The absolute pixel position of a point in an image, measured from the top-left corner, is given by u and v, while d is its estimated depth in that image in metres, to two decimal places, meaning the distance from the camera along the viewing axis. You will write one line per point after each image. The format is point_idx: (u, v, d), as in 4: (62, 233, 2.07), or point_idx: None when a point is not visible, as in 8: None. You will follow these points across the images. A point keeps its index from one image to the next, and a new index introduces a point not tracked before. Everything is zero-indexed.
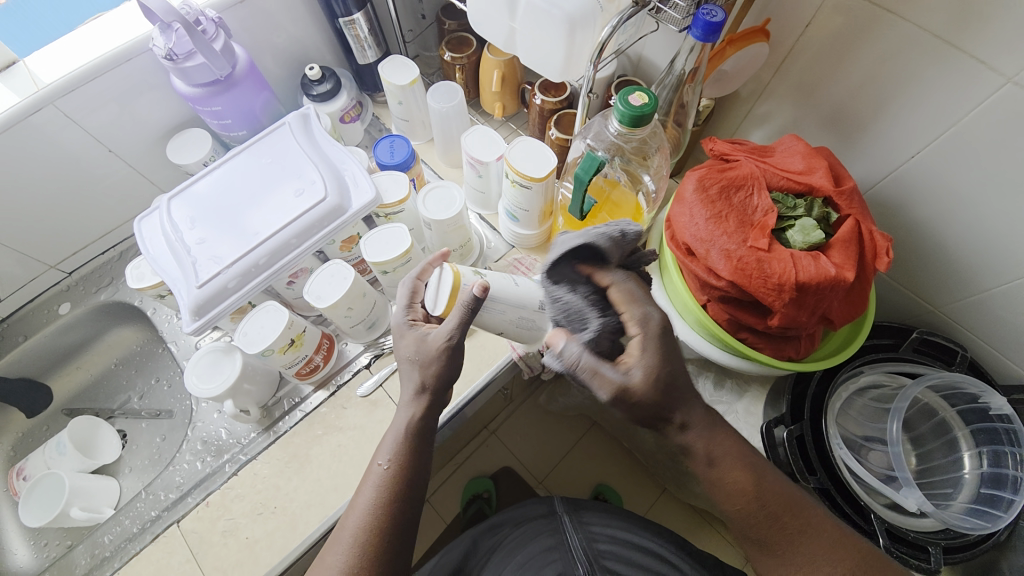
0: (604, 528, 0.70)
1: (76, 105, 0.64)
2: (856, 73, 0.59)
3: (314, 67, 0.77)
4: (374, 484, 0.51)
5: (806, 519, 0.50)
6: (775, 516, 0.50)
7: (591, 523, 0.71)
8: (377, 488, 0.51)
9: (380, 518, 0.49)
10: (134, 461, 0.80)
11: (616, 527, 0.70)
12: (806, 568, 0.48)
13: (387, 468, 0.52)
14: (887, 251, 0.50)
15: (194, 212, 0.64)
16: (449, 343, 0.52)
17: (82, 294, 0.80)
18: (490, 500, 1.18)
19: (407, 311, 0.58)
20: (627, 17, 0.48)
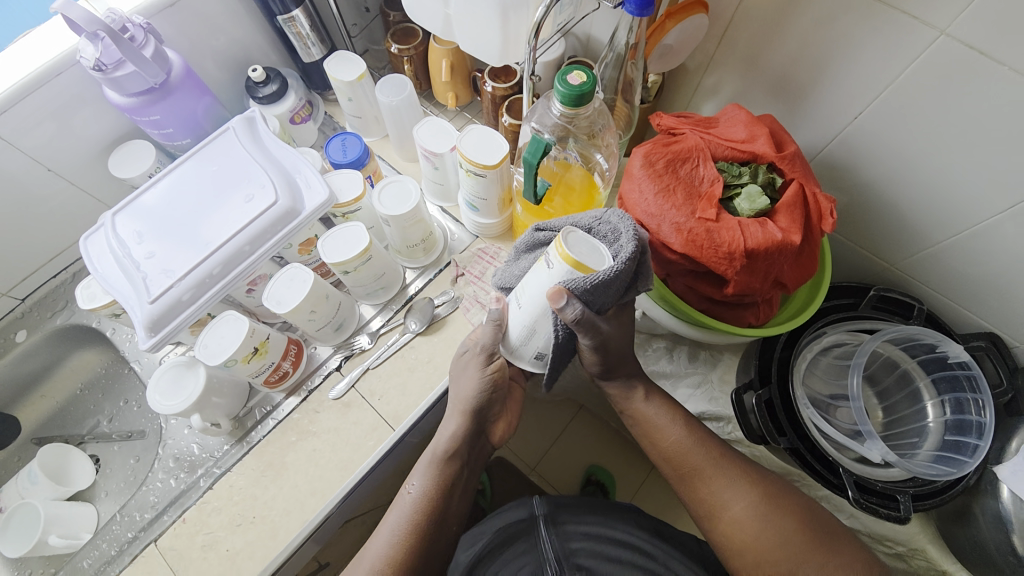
0: (578, 526, 0.71)
1: (10, 125, 0.61)
2: (797, 39, 0.59)
3: (257, 68, 0.75)
4: (401, 510, 0.54)
5: (731, 456, 0.58)
6: (703, 448, 0.58)
7: (565, 522, 0.71)
8: (400, 514, 0.54)
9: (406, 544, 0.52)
10: (110, 485, 0.79)
11: (591, 523, 0.71)
12: (723, 489, 0.56)
13: (415, 492, 0.55)
14: (831, 212, 0.52)
15: (141, 226, 0.62)
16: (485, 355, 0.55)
17: (37, 321, 0.78)
18: (482, 491, 1.19)
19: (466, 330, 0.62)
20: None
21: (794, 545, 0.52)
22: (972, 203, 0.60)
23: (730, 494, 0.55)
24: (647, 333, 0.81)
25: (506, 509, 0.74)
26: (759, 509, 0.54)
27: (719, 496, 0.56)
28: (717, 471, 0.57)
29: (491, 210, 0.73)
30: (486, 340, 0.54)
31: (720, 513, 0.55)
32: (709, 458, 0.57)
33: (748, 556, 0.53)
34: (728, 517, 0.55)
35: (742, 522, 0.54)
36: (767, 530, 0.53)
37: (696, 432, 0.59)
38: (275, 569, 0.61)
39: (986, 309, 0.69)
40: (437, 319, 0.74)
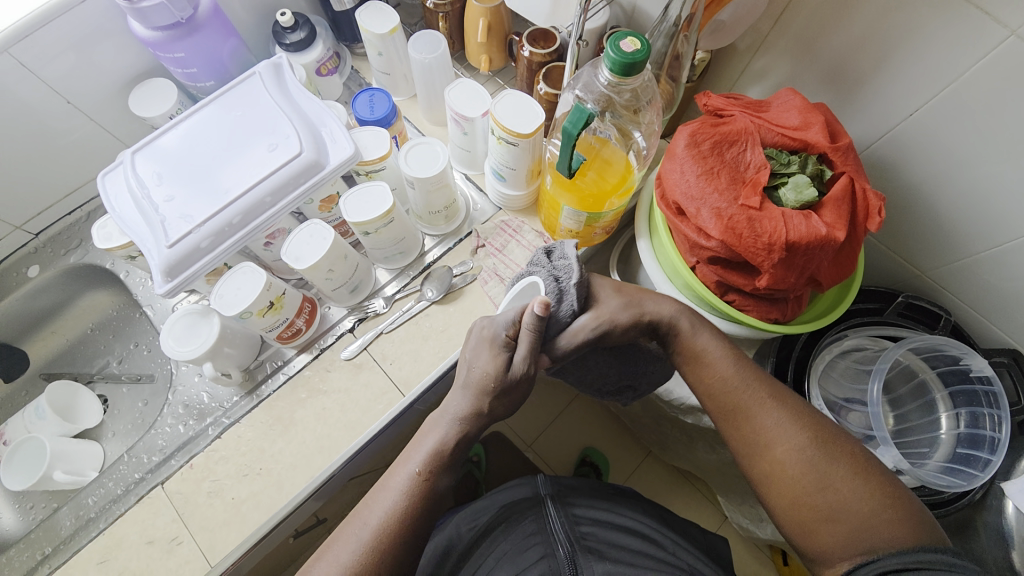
0: (587, 511, 0.71)
1: (31, 53, 0.59)
2: (858, 26, 0.56)
3: (286, 12, 0.72)
4: (397, 492, 0.52)
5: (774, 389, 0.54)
6: (747, 380, 0.54)
7: (575, 505, 0.72)
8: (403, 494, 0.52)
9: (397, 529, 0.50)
10: (116, 426, 0.79)
11: (599, 509, 0.72)
12: (769, 425, 0.52)
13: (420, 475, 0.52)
14: (879, 211, 0.49)
15: (162, 168, 0.61)
16: (527, 371, 0.52)
17: (50, 257, 0.77)
18: (480, 463, 1.20)
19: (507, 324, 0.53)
20: None
21: (843, 494, 0.48)
22: (1019, 215, 0.58)
23: (775, 431, 0.51)
24: None
25: (508, 488, 0.76)
26: (810, 452, 0.50)
27: (765, 435, 0.52)
28: (767, 410, 0.52)
29: (518, 181, 0.70)
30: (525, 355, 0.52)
31: (764, 449, 0.51)
32: (757, 396, 0.53)
33: (787, 496, 0.50)
34: (776, 458, 0.51)
35: (786, 460, 0.50)
36: (815, 474, 0.49)
37: (746, 367, 0.55)
38: (279, 521, 0.61)
39: (1014, 327, 0.68)
40: (455, 289, 0.72)
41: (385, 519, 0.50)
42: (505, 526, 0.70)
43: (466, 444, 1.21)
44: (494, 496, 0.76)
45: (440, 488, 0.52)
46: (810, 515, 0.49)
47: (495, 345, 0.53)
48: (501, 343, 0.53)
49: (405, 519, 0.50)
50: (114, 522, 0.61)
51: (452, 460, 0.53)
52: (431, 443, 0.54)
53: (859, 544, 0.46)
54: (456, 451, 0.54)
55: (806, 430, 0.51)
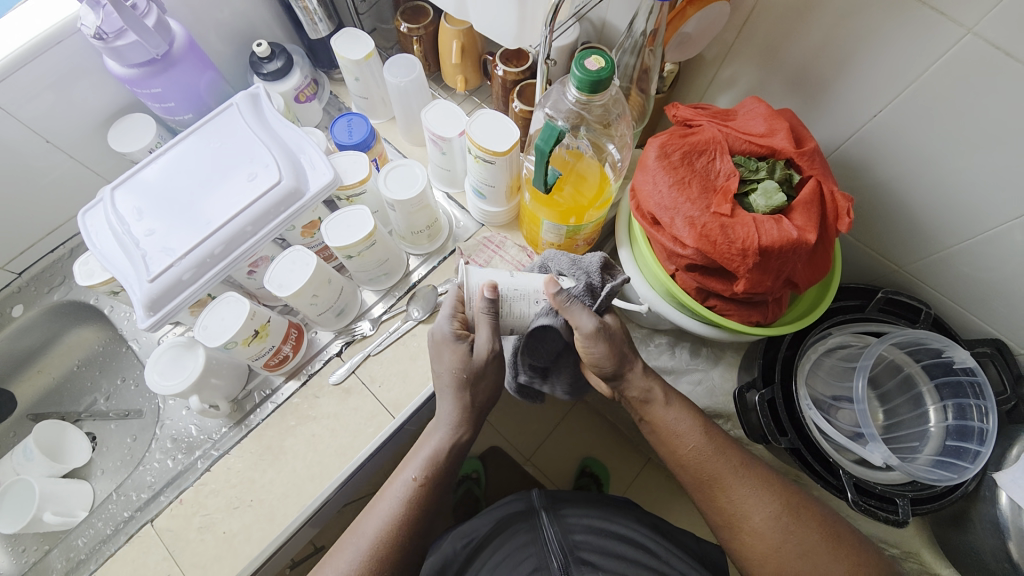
0: (580, 518, 0.71)
1: (7, 95, 0.59)
2: (817, 32, 0.58)
3: (262, 43, 0.73)
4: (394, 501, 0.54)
5: (741, 461, 0.57)
6: (718, 451, 0.57)
7: (568, 514, 0.71)
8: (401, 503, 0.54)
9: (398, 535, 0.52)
10: (106, 463, 0.78)
11: (593, 517, 0.71)
12: (743, 498, 0.55)
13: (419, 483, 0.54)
14: (848, 212, 0.50)
15: (141, 203, 0.61)
16: (496, 348, 0.55)
17: (34, 295, 0.76)
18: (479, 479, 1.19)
19: (450, 320, 0.57)
20: None
21: (816, 560, 0.52)
22: (988, 207, 0.59)
23: (751, 503, 0.54)
24: (653, 329, 0.80)
25: (503, 503, 0.75)
26: (783, 520, 0.54)
27: (742, 506, 0.55)
28: (743, 480, 0.55)
29: (498, 198, 0.71)
30: (490, 337, 0.55)
31: (741, 520, 0.55)
32: (729, 466, 0.56)
33: (769, 567, 0.53)
34: (752, 529, 0.54)
35: (763, 531, 0.54)
36: (789, 543, 0.53)
37: (715, 438, 0.58)
38: (272, 551, 0.60)
39: (994, 316, 0.68)
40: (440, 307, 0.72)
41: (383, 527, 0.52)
42: (502, 538, 0.70)
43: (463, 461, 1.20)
44: (490, 511, 0.74)
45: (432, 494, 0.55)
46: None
47: (452, 341, 0.56)
48: (457, 337, 0.56)
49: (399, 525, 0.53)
50: (104, 563, 0.60)
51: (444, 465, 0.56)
52: (428, 448, 0.56)
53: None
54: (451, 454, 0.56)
55: (774, 497, 0.55)
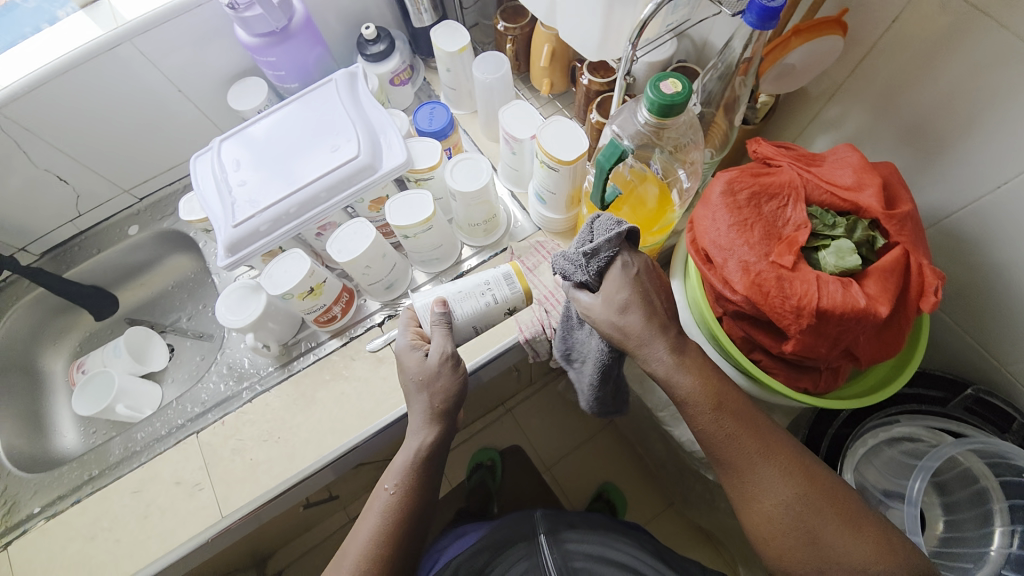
0: (579, 546, 0.71)
1: (151, 45, 0.69)
2: (943, 83, 0.51)
3: (370, 27, 0.80)
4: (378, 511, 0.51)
5: (767, 439, 0.46)
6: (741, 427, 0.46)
7: (567, 541, 0.72)
8: (382, 514, 0.51)
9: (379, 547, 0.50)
10: (176, 374, 0.89)
11: (591, 544, 0.71)
12: (761, 479, 0.46)
13: (392, 493, 0.52)
14: (935, 290, 0.44)
15: (241, 156, 0.69)
16: (448, 351, 0.56)
17: (150, 219, 0.89)
18: (492, 469, 1.18)
19: (408, 335, 0.59)
20: None
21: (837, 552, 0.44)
22: None
23: (768, 486, 0.45)
24: None
25: (505, 527, 0.75)
26: (803, 507, 0.45)
27: (751, 487, 0.46)
28: (757, 462, 0.46)
29: (558, 205, 0.71)
30: (445, 343, 0.57)
31: (752, 502, 0.46)
32: (749, 445, 0.46)
33: (773, 549, 0.46)
34: (763, 510, 0.46)
35: (775, 516, 0.45)
36: (806, 531, 0.44)
37: (738, 411, 0.46)
38: (286, 488, 0.66)
39: None
40: None
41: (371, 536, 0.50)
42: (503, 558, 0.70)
43: (481, 450, 1.22)
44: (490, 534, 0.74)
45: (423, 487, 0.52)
46: (798, 566, 0.45)
47: (410, 349, 0.57)
48: (414, 347, 0.58)
49: (390, 532, 0.50)
50: (153, 458, 0.69)
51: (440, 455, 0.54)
52: (406, 455, 0.53)
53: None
54: (441, 448, 0.54)
55: (799, 479, 0.45)
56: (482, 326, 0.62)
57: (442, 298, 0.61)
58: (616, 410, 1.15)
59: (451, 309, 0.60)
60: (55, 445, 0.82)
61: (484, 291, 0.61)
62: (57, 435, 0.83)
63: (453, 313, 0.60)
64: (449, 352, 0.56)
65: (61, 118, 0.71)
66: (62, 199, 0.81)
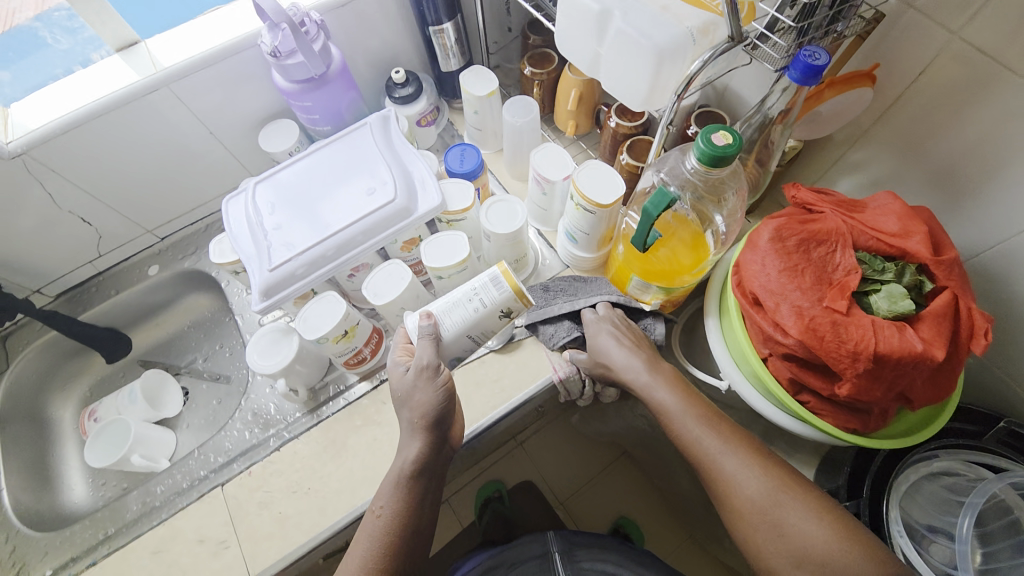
0: (591, 565, 0.76)
1: (187, 89, 0.70)
2: (970, 132, 0.54)
3: (400, 71, 0.82)
4: (373, 533, 0.52)
5: (727, 433, 0.54)
6: (701, 426, 0.54)
7: (581, 560, 0.77)
8: (375, 535, 0.52)
9: (377, 568, 0.50)
10: (192, 419, 0.86)
11: (604, 564, 0.76)
12: (725, 472, 0.52)
13: (383, 513, 0.52)
14: (986, 333, 0.45)
15: (275, 199, 0.69)
16: (426, 368, 0.55)
17: (170, 259, 0.87)
18: (501, 499, 1.19)
19: (398, 352, 0.61)
20: (721, 52, 0.46)
21: (799, 535, 0.47)
22: None
23: (730, 476, 0.51)
24: None
25: (518, 545, 0.80)
26: (764, 492, 0.50)
27: (721, 481, 0.52)
28: (724, 457, 0.52)
29: (590, 245, 0.72)
30: (426, 356, 0.57)
31: (721, 493, 0.52)
32: (707, 438, 0.53)
33: (750, 541, 0.50)
34: (731, 502, 0.51)
35: (741, 507, 0.50)
36: (769, 517, 0.49)
37: (698, 410, 0.56)
38: (318, 544, 0.63)
39: None
40: (514, 340, 0.74)
41: (368, 559, 0.50)
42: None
43: (488, 483, 1.21)
44: (505, 550, 0.80)
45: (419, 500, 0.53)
46: (771, 555, 0.48)
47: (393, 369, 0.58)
48: (398, 364, 0.58)
49: (388, 552, 0.50)
50: (175, 514, 0.66)
51: (430, 463, 0.54)
52: (399, 466, 0.54)
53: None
54: (432, 454, 0.54)
55: (759, 465, 0.51)
56: (477, 334, 0.61)
57: (430, 310, 0.60)
58: (635, 443, 1.14)
59: (439, 320, 0.59)
60: (64, 498, 0.78)
61: (471, 297, 0.60)
62: (64, 488, 0.79)
63: (441, 324, 0.59)
64: (431, 361, 0.56)
65: (90, 161, 0.71)
66: (82, 240, 0.79)
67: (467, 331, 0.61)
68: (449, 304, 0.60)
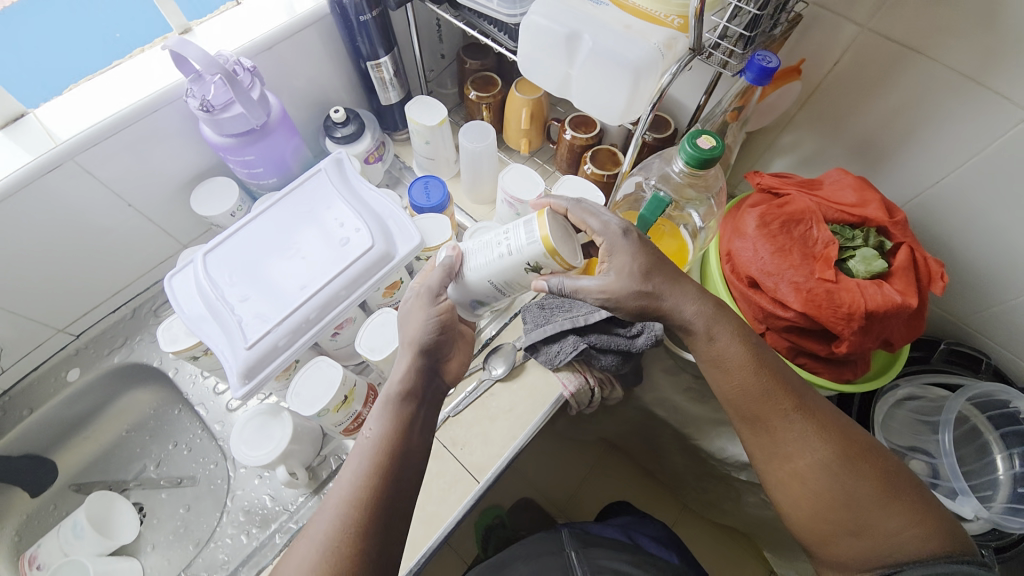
0: (609, 560, 0.75)
1: (96, 160, 0.60)
2: (881, 107, 0.63)
3: (338, 110, 0.78)
4: (360, 453, 0.45)
5: (800, 403, 0.53)
6: (773, 395, 0.53)
7: (598, 557, 0.76)
8: (362, 458, 0.45)
9: (367, 493, 0.43)
10: (157, 538, 0.73)
11: (622, 560, 0.76)
12: (791, 441, 0.52)
13: (372, 437, 0.46)
14: (940, 275, 0.53)
15: (234, 268, 0.61)
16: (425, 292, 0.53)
17: (94, 357, 0.75)
18: (504, 524, 1.16)
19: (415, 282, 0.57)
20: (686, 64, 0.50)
21: (860, 508, 0.50)
22: None
23: (799, 445, 0.52)
24: None
25: (537, 541, 0.82)
26: (831, 465, 0.51)
27: (788, 447, 0.52)
28: (793, 425, 0.52)
29: None
30: (433, 282, 0.53)
31: (783, 459, 0.53)
32: (781, 408, 0.52)
33: (802, 503, 0.52)
34: (792, 468, 0.52)
35: (803, 473, 0.52)
36: (831, 486, 0.51)
37: (774, 382, 0.53)
38: None
39: None
40: (518, 365, 0.72)
41: (349, 484, 0.43)
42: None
43: (487, 511, 1.17)
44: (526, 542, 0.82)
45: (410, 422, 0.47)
46: (822, 517, 0.51)
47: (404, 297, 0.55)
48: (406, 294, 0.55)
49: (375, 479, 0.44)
50: None
51: (422, 388, 0.50)
52: (394, 382, 0.50)
53: (880, 553, 0.49)
54: (422, 380, 0.50)
55: (830, 438, 0.52)
56: (500, 283, 0.52)
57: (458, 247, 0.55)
58: (624, 435, 1.17)
59: (465, 255, 0.54)
60: None
61: (499, 240, 0.51)
62: None
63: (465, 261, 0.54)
64: (432, 288, 0.53)
65: None
66: None
67: (488, 278, 0.52)
68: (476, 243, 0.53)
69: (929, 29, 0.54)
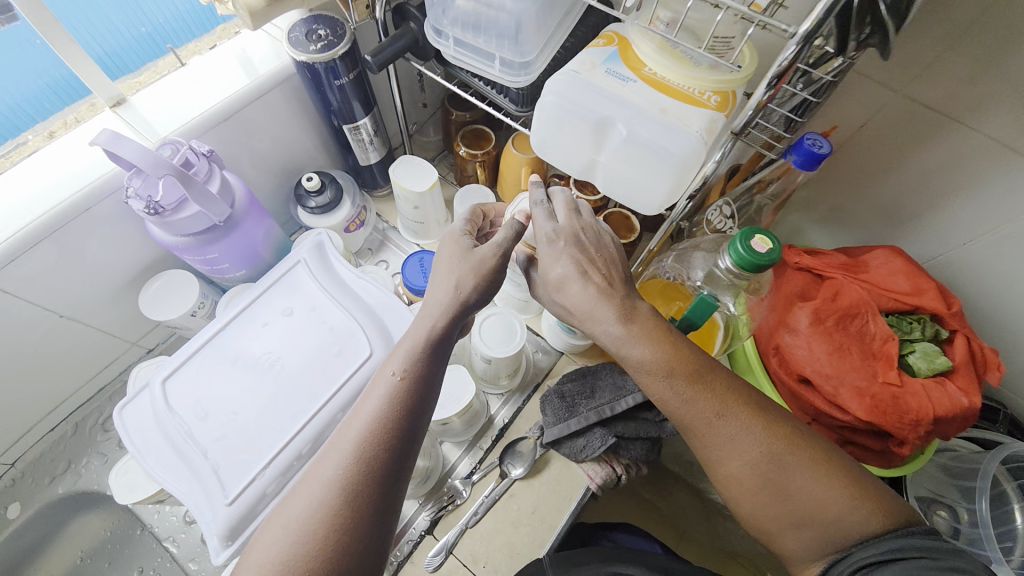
0: None
1: (16, 277, 0.48)
2: (913, 171, 0.59)
3: (312, 177, 0.67)
4: (377, 398, 0.42)
5: (725, 402, 0.47)
6: (692, 400, 0.47)
7: None
8: (384, 400, 0.42)
9: (385, 431, 0.41)
10: None
11: None
12: (723, 447, 0.47)
13: (400, 378, 0.43)
14: (998, 364, 0.50)
15: (201, 394, 0.51)
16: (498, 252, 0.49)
17: (32, 490, 0.64)
18: None
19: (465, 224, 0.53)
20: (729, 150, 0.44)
21: (799, 498, 0.46)
22: None
23: (730, 449, 0.47)
24: None
25: None
26: (765, 462, 0.46)
27: (718, 451, 0.47)
28: (719, 428, 0.47)
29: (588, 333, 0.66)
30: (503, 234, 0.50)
31: (717, 464, 0.48)
32: (704, 415, 0.47)
33: (748, 505, 0.48)
34: (727, 471, 0.48)
35: (739, 476, 0.47)
36: (768, 483, 0.46)
37: (696, 383, 0.47)
38: None
39: None
40: (538, 459, 0.65)
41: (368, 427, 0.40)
42: None
43: None
44: None
45: (430, 382, 0.43)
46: (768, 516, 0.47)
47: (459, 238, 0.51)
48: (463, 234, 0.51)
49: (390, 427, 0.41)
50: None
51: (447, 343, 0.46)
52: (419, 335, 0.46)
53: (826, 540, 0.45)
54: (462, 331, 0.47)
55: (761, 432, 0.46)
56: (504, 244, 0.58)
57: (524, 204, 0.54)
58: None
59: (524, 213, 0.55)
60: None
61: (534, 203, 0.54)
62: None
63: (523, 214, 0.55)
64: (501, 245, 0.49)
65: None
66: None
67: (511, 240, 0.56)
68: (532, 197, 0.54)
69: (974, 99, 0.50)
